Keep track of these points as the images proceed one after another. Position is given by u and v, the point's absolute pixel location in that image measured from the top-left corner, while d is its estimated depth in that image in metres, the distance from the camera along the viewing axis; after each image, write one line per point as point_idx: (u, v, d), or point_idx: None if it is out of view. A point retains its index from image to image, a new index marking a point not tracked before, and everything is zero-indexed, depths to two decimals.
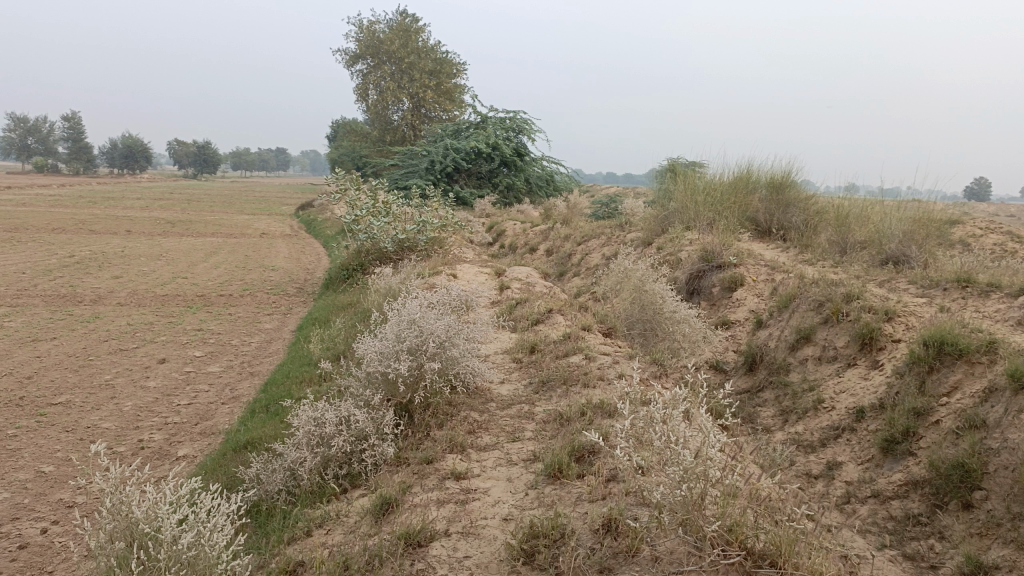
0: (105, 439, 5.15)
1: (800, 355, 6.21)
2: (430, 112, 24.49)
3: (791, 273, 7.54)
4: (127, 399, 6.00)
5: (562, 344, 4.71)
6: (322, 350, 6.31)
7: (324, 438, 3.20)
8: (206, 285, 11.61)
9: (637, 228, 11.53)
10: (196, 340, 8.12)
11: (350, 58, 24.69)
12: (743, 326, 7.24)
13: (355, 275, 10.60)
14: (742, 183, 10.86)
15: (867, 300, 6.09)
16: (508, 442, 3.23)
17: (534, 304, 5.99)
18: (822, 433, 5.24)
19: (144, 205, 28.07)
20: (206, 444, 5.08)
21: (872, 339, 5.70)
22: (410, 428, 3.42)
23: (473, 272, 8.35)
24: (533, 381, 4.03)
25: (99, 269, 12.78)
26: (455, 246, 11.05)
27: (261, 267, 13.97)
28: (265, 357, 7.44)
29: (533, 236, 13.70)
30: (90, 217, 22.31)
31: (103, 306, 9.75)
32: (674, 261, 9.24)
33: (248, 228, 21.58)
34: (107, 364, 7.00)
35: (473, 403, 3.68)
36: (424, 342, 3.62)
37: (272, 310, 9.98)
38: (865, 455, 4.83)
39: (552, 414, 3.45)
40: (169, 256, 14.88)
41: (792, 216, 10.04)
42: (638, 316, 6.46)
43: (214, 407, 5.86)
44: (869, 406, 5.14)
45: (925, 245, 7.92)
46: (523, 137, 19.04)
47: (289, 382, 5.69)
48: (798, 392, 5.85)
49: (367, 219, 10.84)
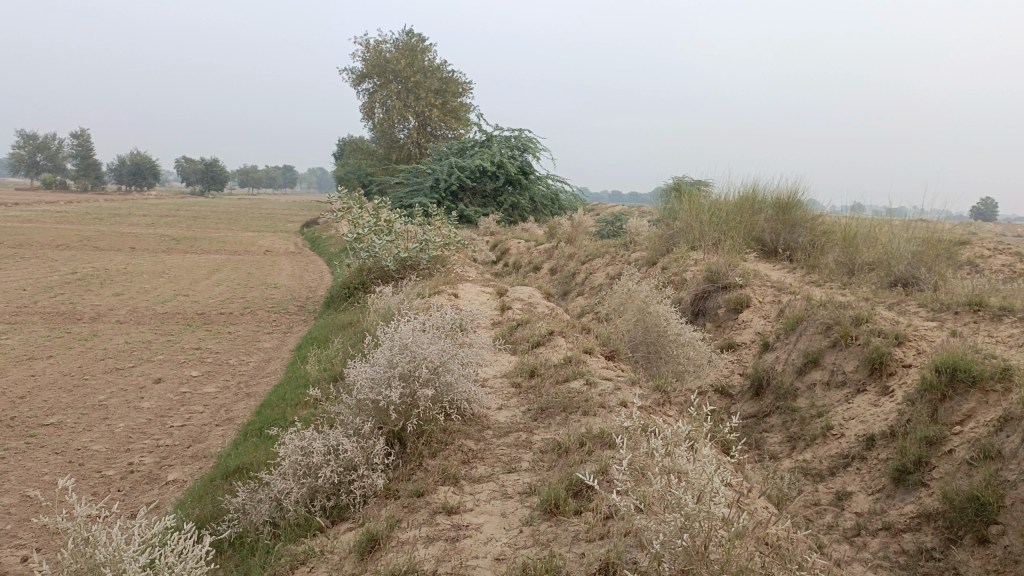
0: (94, 462, 5.03)
1: (807, 380, 6.06)
2: (436, 130, 24.50)
3: (798, 295, 7.41)
4: (119, 420, 5.89)
5: (562, 368, 4.58)
6: (319, 371, 6.20)
7: (311, 469, 3.08)
8: (206, 303, 11.53)
9: (642, 247, 11.42)
10: (193, 359, 8.02)
11: (357, 76, 24.74)
12: (749, 349, 7.09)
13: (356, 293, 10.51)
14: (748, 203, 10.75)
15: (876, 324, 5.95)
16: (504, 473, 3.09)
17: (534, 326, 5.86)
18: (831, 462, 5.08)
19: (149, 222, 28.10)
20: (197, 468, 4.96)
21: (882, 364, 5.55)
22: (402, 457, 3.29)
23: (474, 292, 8.25)
24: (532, 407, 3.90)
25: (101, 286, 12.72)
26: (458, 265, 10.94)
27: (263, 284, 13.89)
28: (262, 377, 7.33)
29: (537, 255, 13.60)
30: (95, 233, 22.34)
31: (102, 324, 9.67)
32: (679, 282, 9.12)
33: (252, 245, 21.56)
34: (102, 384, 6.89)
35: (468, 430, 3.54)
36: (417, 367, 3.49)
37: (272, 329, 9.88)
38: (875, 485, 4.67)
39: (551, 443, 3.32)
40: (171, 272, 14.83)
41: (798, 236, 9.93)
42: (641, 338, 6.31)
43: (207, 429, 5.73)
44: (879, 434, 4.98)
45: (935, 267, 7.78)
46: (528, 156, 19.00)
47: (284, 405, 5.57)
48: (805, 418, 5.70)
49: (369, 237, 10.75)
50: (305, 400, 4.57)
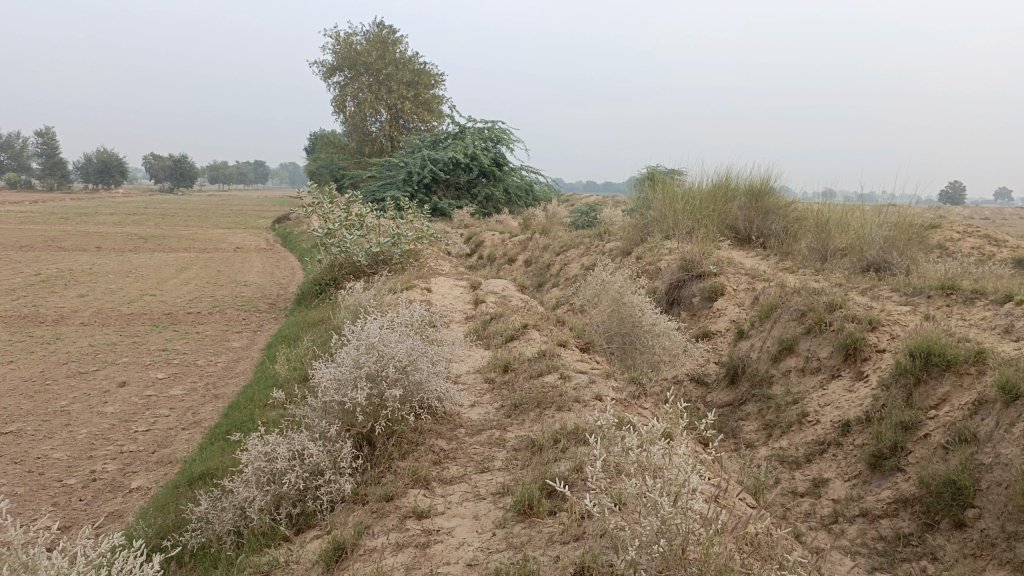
0: (55, 471, 4.87)
1: (783, 367, 6.03)
2: (409, 123, 24.27)
3: (772, 282, 7.40)
4: (82, 426, 5.72)
5: (536, 362, 4.49)
6: (288, 370, 6.05)
7: (276, 475, 2.97)
8: (174, 303, 11.29)
9: (616, 237, 11.37)
10: (160, 360, 7.83)
11: (326, 69, 24.38)
12: (724, 337, 7.07)
13: (328, 290, 10.35)
14: (721, 190, 10.73)
15: (850, 309, 5.93)
16: (476, 473, 3.01)
17: (508, 320, 5.76)
18: (807, 449, 5.06)
19: (118, 221, 27.58)
20: (162, 474, 4.82)
21: (857, 350, 5.54)
22: (371, 460, 3.19)
23: (447, 286, 8.14)
24: (505, 404, 3.81)
25: (65, 287, 12.42)
26: (432, 259, 10.83)
27: (233, 282, 13.65)
28: (231, 378, 7.17)
29: (511, 247, 13.50)
30: (60, 233, 21.87)
31: (66, 327, 9.42)
32: (653, 271, 9.07)
33: (222, 242, 21.22)
34: (65, 388, 6.69)
35: (440, 430, 3.45)
36: (384, 367, 3.38)
37: (242, 327, 9.69)
38: (852, 471, 4.65)
39: (524, 441, 3.23)
40: (138, 272, 14.53)
41: (771, 223, 9.94)
42: (616, 329, 6.25)
43: (173, 433, 5.58)
44: (855, 420, 4.97)
45: (907, 251, 7.81)
46: (501, 148, 18.86)
47: (252, 407, 5.44)
48: (781, 405, 5.68)
49: (340, 232, 10.57)
50: (273, 402, 4.45)
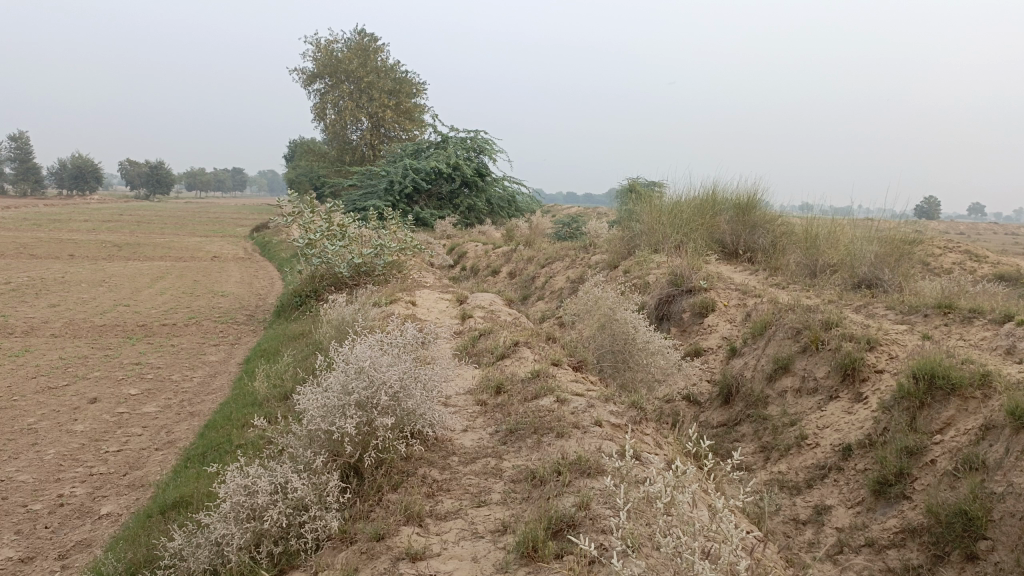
0: (19, 495, 4.59)
1: (778, 387, 5.89)
2: (390, 132, 24.08)
3: (764, 298, 7.27)
4: (49, 446, 5.43)
5: (530, 383, 4.30)
6: (268, 388, 5.81)
7: (257, 511, 2.75)
8: (149, 314, 10.97)
9: (602, 250, 11.21)
10: (133, 375, 7.53)
11: (307, 77, 24.10)
12: (716, 354, 6.93)
13: (308, 301, 10.08)
14: (707, 203, 10.62)
15: (847, 328, 5.80)
16: (473, 507, 2.81)
17: (498, 336, 5.56)
18: (808, 473, 4.92)
19: (92, 228, 27.05)
20: (134, 499, 4.56)
21: (855, 370, 5.40)
22: (359, 493, 2.98)
23: (433, 299, 7.93)
24: (499, 429, 3.61)
25: (36, 297, 12.04)
26: (415, 271, 10.62)
27: (210, 292, 13.33)
28: (208, 394, 6.90)
29: (494, 259, 13.30)
30: (32, 240, 21.35)
31: (35, 339, 9.08)
32: (642, 285, 8.93)
33: (200, 251, 20.83)
34: (33, 405, 6.38)
35: (433, 457, 3.25)
36: (375, 394, 3.18)
37: (220, 340, 9.40)
38: (855, 497, 4.51)
39: (522, 472, 3.03)
40: (112, 281, 14.16)
41: (759, 237, 9.83)
42: (608, 346, 6.07)
43: (146, 454, 5.31)
44: (856, 443, 4.83)
45: (898, 268, 7.74)
46: (483, 158, 18.71)
47: (230, 427, 5.19)
48: (778, 427, 5.54)
49: (321, 242, 10.33)
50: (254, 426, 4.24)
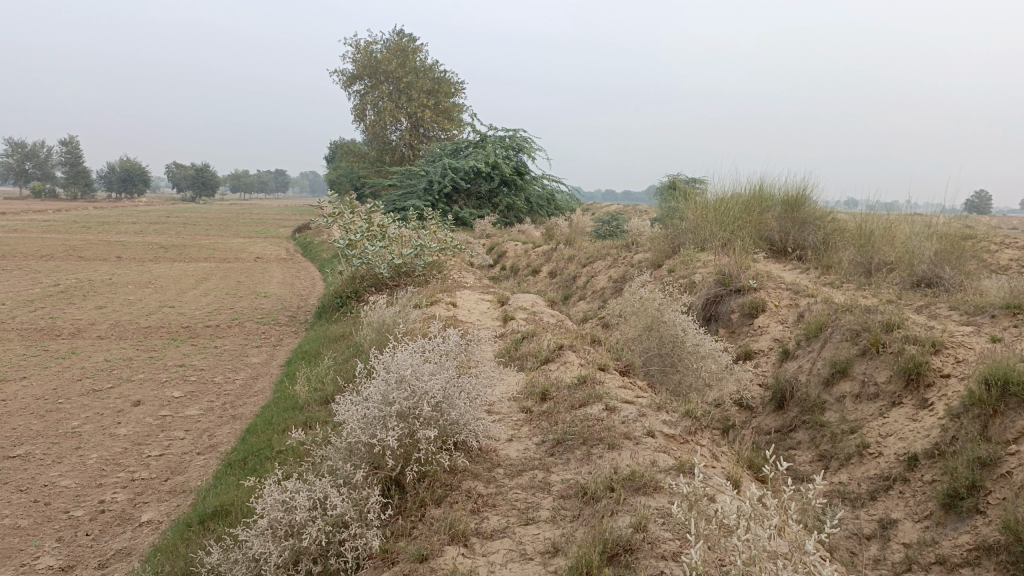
0: (61, 501, 4.56)
1: (835, 392, 5.63)
2: (429, 131, 24.05)
3: (818, 298, 6.99)
4: (92, 450, 5.42)
5: (577, 389, 4.13)
6: (309, 391, 5.73)
7: (296, 527, 2.63)
8: (193, 315, 11.05)
9: (645, 249, 10.97)
10: (176, 377, 7.53)
11: (347, 78, 24.24)
12: (768, 357, 6.68)
13: (349, 302, 10.03)
14: (755, 200, 10.30)
15: (910, 330, 5.51)
16: (521, 525, 2.65)
17: (542, 339, 5.38)
18: (870, 484, 4.69)
19: (139, 229, 27.55)
20: (174, 506, 4.51)
21: (919, 375, 5.12)
22: (400, 508, 2.85)
23: (474, 300, 7.79)
24: (546, 439, 3.44)
25: (83, 298, 12.23)
26: (455, 271, 10.51)
27: (253, 293, 13.41)
28: (249, 397, 6.86)
29: (535, 258, 13.13)
30: (81, 242, 21.80)
31: (82, 341, 9.17)
32: (688, 284, 8.68)
33: (243, 252, 21.08)
34: (77, 408, 6.40)
35: (477, 469, 3.11)
36: (417, 404, 3.03)
37: (261, 342, 9.40)
38: (922, 511, 4.26)
39: (573, 487, 2.86)
40: (158, 283, 14.34)
41: (808, 234, 9.48)
42: (657, 348, 5.87)
43: (187, 459, 5.26)
44: (923, 453, 4.58)
45: (960, 266, 7.38)
46: (522, 156, 18.53)
47: (271, 432, 5.12)
48: (837, 434, 5.30)
49: (361, 243, 10.27)
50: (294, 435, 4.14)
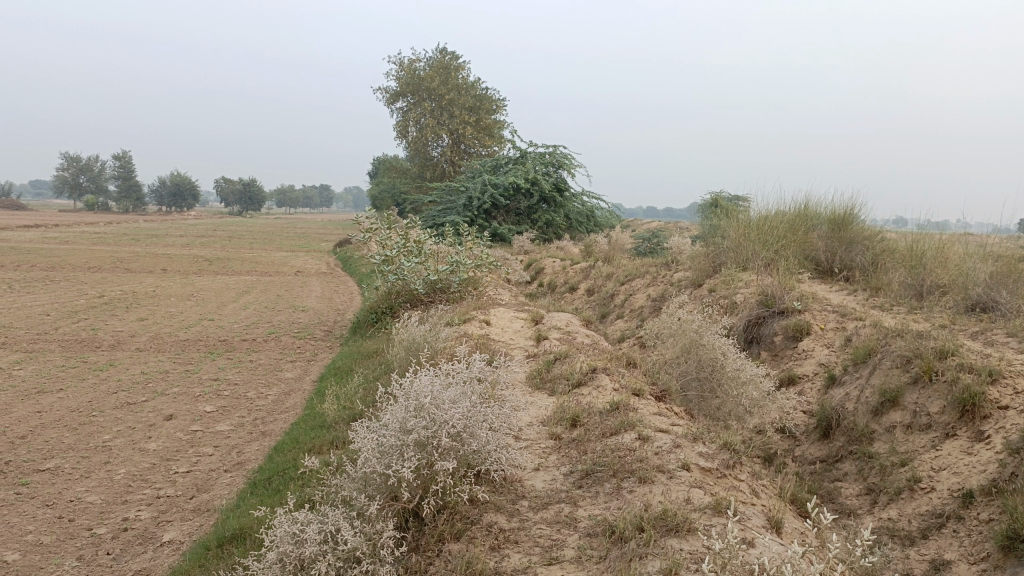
0: (85, 517, 4.52)
1: (885, 421, 5.35)
2: (470, 148, 24.09)
3: (866, 321, 6.69)
4: (121, 465, 5.39)
5: (609, 416, 3.95)
6: (337, 410, 5.64)
7: (306, 561, 2.52)
8: (231, 328, 11.11)
9: (685, 267, 10.73)
10: (210, 391, 7.52)
11: (390, 95, 24.48)
12: (812, 382, 6.41)
13: (383, 318, 9.97)
14: (800, 218, 10.00)
15: (965, 358, 5.21)
16: (543, 565, 2.49)
17: (574, 361, 5.20)
18: (922, 522, 4.42)
19: (185, 243, 28.11)
20: (197, 525, 4.43)
21: (975, 406, 4.83)
22: (417, 543, 2.71)
23: (508, 318, 7.65)
24: (575, 469, 3.27)
25: (126, 310, 12.41)
26: (491, 288, 10.39)
27: (291, 307, 13.48)
28: (280, 413, 6.80)
29: (572, 275, 12.96)
30: (129, 254, 22.28)
31: (120, 353, 9.27)
32: (728, 305, 8.43)
33: (284, 265, 21.30)
34: (110, 422, 6.41)
35: (499, 501, 2.95)
36: (436, 434, 2.90)
37: (296, 357, 9.38)
38: (978, 552, 3.98)
39: (600, 524, 2.69)
40: (199, 295, 14.52)
41: (856, 254, 9.14)
42: (695, 372, 5.66)
43: (213, 476, 5.19)
44: (980, 490, 4.29)
45: (1017, 290, 6.99)
46: (562, 173, 18.40)
47: (298, 451, 5.04)
48: (886, 467, 5.03)
49: (398, 259, 10.22)
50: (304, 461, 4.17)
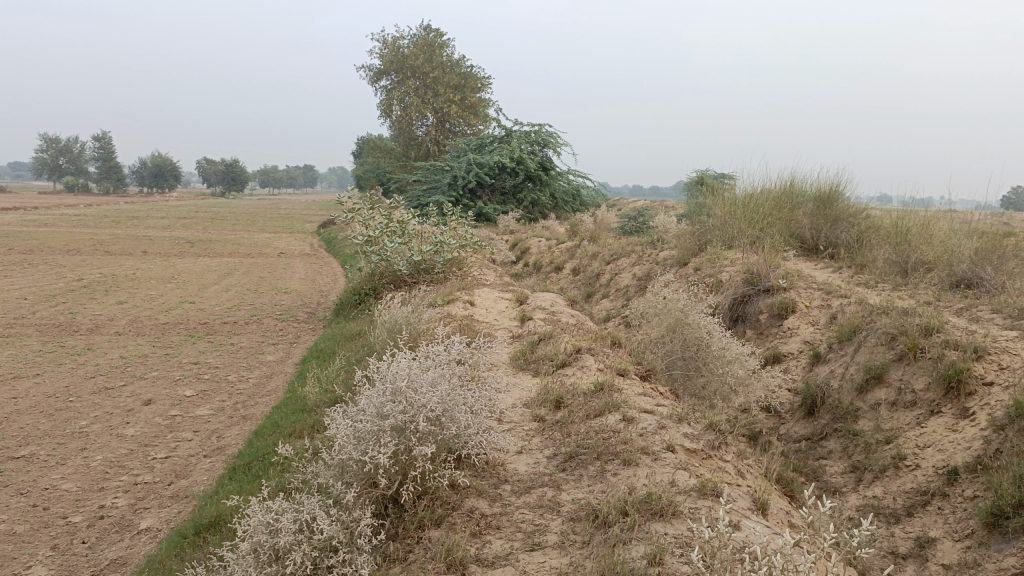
0: (61, 505, 4.43)
1: (869, 399, 5.33)
2: (455, 127, 23.87)
3: (851, 299, 6.67)
4: (98, 451, 5.29)
5: (593, 397, 3.89)
6: (318, 393, 5.56)
7: (280, 551, 2.46)
8: (212, 311, 10.97)
9: (670, 246, 10.67)
10: (190, 375, 7.41)
11: (374, 74, 24.18)
12: (798, 361, 6.39)
13: (367, 299, 9.87)
14: (785, 196, 9.95)
15: (949, 334, 5.20)
16: (525, 551, 2.44)
17: (559, 342, 5.14)
18: (907, 500, 4.41)
19: (167, 224, 27.74)
20: (175, 512, 4.35)
21: (960, 382, 4.81)
22: (396, 530, 2.66)
23: (492, 298, 7.58)
24: (558, 452, 3.21)
25: (105, 293, 12.23)
26: (476, 268, 10.30)
27: (274, 289, 13.33)
28: (262, 397, 6.71)
29: (558, 254, 12.88)
30: (109, 237, 21.97)
31: (99, 337, 9.12)
32: (714, 283, 8.39)
33: (267, 247, 21.11)
34: (87, 407, 6.29)
35: (481, 486, 2.89)
36: (414, 419, 2.83)
37: (279, 339, 9.27)
38: (963, 529, 3.97)
39: (583, 508, 2.63)
40: (180, 278, 14.33)
41: (841, 232, 9.11)
42: (680, 351, 5.61)
43: (193, 462, 5.11)
44: (964, 467, 4.29)
45: (1002, 266, 6.99)
46: (548, 151, 18.25)
47: (278, 435, 4.96)
48: (871, 444, 5.01)
49: (381, 239, 10.09)
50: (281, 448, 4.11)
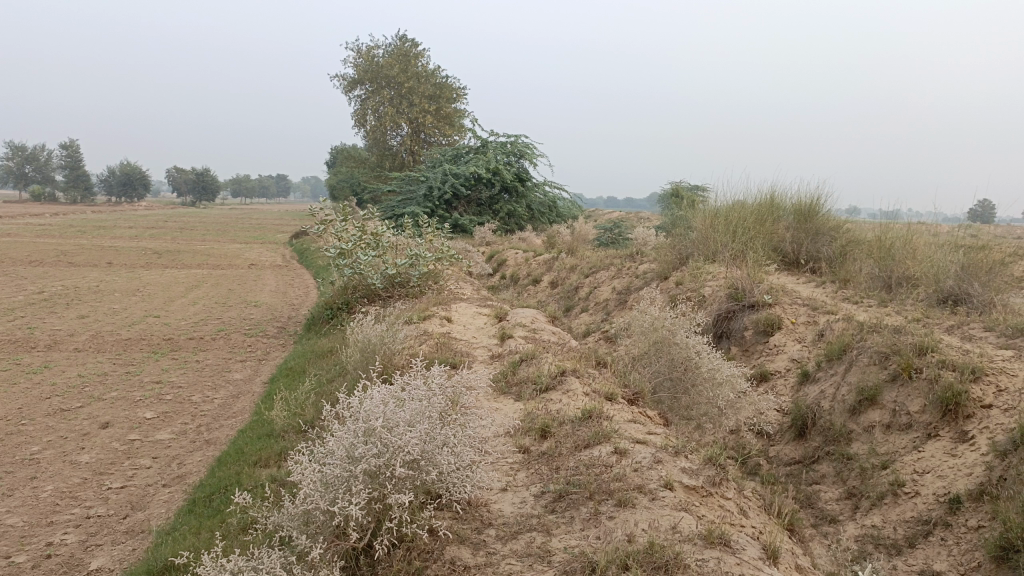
0: (4, 543, 4.08)
1: (863, 421, 5.14)
2: (430, 137, 23.61)
3: (838, 316, 6.50)
4: (48, 481, 4.92)
5: (581, 425, 3.64)
6: (287, 417, 5.25)
7: None
8: (178, 326, 10.56)
9: (650, 259, 10.49)
10: (152, 395, 7.04)
11: (348, 83, 23.85)
12: (785, 380, 6.20)
13: (339, 314, 9.54)
14: (765, 208, 9.80)
15: (944, 354, 5.03)
16: None
17: (542, 363, 4.88)
18: (907, 530, 4.21)
19: (135, 234, 27.11)
20: (129, 550, 4.02)
21: (958, 405, 4.64)
22: None
23: (470, 314, 7.30)
24: (546, 490, 2.95)
25: (66, 307, 11.75)
26: (453, 282, 10.03)
27: (244, 303, 12.91)
28: (227, 419, 6.37)
29: (535, 267, 12.64)
30: (74, 247, 21.35)
31: (57, 353, 8.68)
32: (697, 298, 8.19)
33: (237, 258, 20.62)
34: (40, 431, 5.90)
35: (462, 533, 2.65)
36: (389, 462, 2.56)
37: (247, 355, 8.91)
38: (968, 563, 3.78)
39: (577, 559, 2.37)
40: (146, 290, 13.85)
41: (822, 246, 8.98)
42: (667, 371, 5.38)
43: (150, 492, 4.76)
44: (966, 495, 4.10)
45: (989, 282, 6.86)
46: (524, 162, 18.05)
47: (242, 465, 4.64)
48: (866, 469, 4.82)
49: (354, 252, 9.77)
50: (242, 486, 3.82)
